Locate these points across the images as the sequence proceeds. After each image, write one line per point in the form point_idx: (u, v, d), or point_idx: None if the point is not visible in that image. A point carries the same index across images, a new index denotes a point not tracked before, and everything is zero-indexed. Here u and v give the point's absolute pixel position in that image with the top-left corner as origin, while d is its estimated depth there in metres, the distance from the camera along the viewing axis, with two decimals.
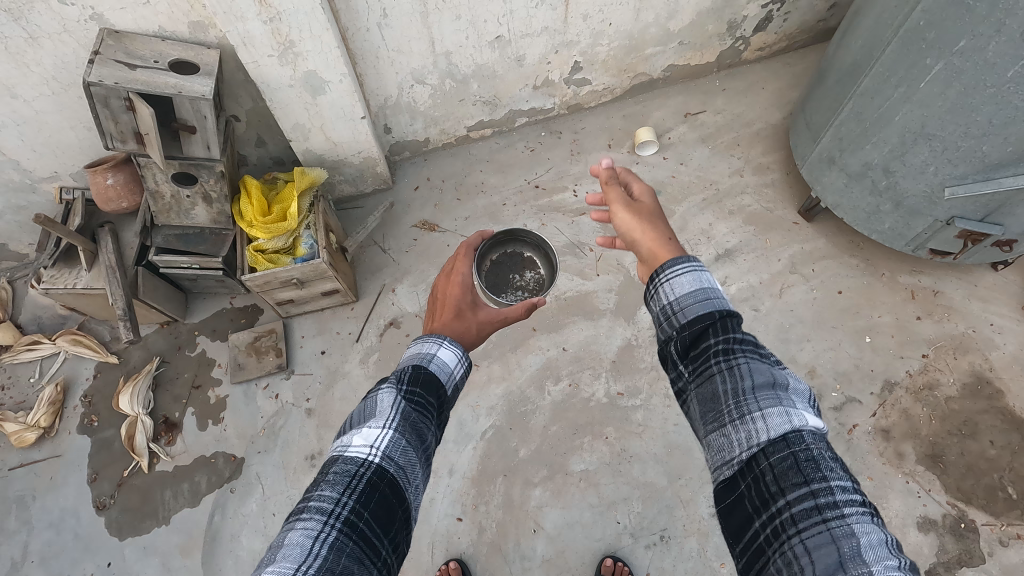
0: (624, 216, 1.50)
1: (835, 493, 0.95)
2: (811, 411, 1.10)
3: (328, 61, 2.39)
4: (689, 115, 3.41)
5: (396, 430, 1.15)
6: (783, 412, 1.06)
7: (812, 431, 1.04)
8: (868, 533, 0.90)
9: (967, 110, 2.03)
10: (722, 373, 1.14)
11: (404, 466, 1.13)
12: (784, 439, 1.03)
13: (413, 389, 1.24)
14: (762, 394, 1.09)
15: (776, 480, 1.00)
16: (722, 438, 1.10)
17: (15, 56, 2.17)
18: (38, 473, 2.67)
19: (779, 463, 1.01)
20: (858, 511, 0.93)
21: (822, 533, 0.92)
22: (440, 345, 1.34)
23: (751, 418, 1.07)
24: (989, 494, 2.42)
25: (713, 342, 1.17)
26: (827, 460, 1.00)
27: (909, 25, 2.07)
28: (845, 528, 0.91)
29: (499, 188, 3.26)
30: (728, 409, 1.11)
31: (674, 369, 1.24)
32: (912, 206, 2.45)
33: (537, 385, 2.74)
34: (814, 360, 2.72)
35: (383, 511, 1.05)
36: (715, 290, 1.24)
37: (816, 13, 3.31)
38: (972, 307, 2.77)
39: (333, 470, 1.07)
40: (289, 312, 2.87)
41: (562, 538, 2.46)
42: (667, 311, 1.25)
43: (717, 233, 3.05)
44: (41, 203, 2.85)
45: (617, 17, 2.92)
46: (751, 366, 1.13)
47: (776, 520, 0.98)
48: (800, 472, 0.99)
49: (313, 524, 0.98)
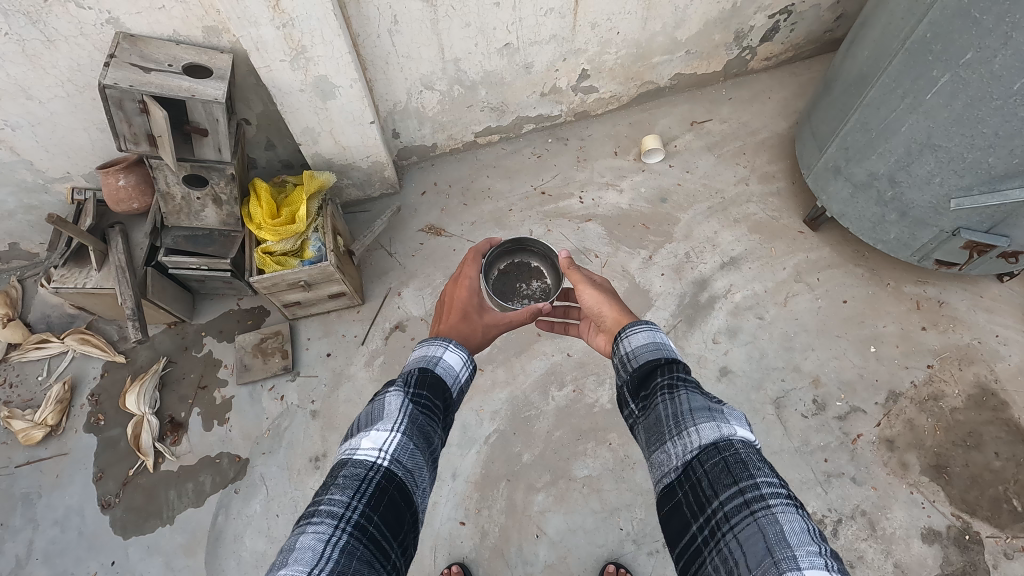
0: (590, 295, 1.61)
1: (761, 487, 0.97)
2: (743, 422, 1.13)
3: (339, 67, 2.42)
4: (695, 123, 3.43)
5: (404, 433, 1.15)
6: (714, 423, 1.09)
7: (742, 439, 1.07)
8: (790, 521, 0.93)
9: (973, 122, 2.04)
10: (663, 399, 1.17)
11: (412, 470, 1.13)
12: (716, 445, 1.05)
13: (420, 391, 1.25)
14: (696, 408, 1.12)
15: (710, 484, 1.02)
16: (662, 453, 1.12)
17: (32, 58, 2.20)
18: (44, 471, 2.69)
19: (712, 467, 1.03)
20: (783, 502, 0.96)
21: (750, 525, 0.93)
22: (445, 347, 1.36)
23: (687, 432, 1.10)
24: (993, 506, 2.41)
25: (660, 379, 1.22)
26: (754, 460, 1.03)
27: (915, 37, 2.09)
28: (770, 516, 0.94)
29: (506, 194, 3.28)
30: (667, 426, 1.13)
31: (626, 407, 1.28)
32: (918, 216, 2.46)
33: (541, 390, 2.75)
34: (819, 369, 2.72)
35: (392, 514, 1.05)
36: (665, 343, 1.33)
37: (822, 24, 3.33)
38: (977, 317, 2.77)
39: (343, 473, 1.07)
40: (295, 314, 2.89)
41: (564, 544, 2.46)
42: (623, 360, 1.34)
43: (723, 241, 3.06)
44: (53, 203, 2.88)
45: (625, 25, 2.94)
46: (690, 392, 1.16)
47: (712, 521, 0.99)
48: (730, 474, 1.01)
49: (324, 528, 0.97)
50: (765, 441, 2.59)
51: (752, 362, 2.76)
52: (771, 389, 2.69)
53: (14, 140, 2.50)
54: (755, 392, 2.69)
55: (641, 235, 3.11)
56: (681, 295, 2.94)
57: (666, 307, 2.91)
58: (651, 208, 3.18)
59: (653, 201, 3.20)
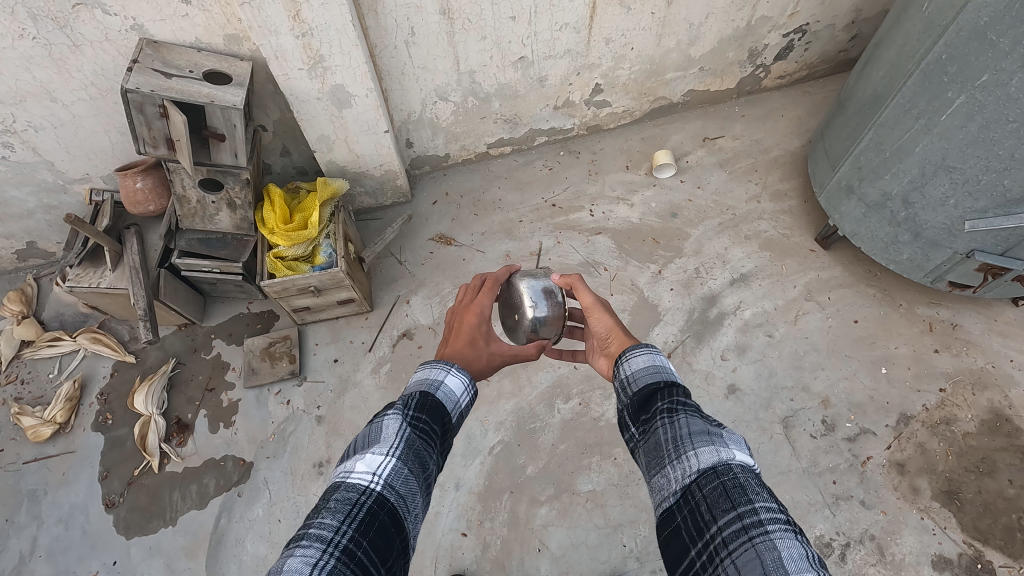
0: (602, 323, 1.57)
1: (760, 512, 0.96)
2: (744, 448, 1.12)
3: (355, 77, 2.45)
4: (707, 139, 3.43)
5: (399, 458, 1.15)
6: (712, 447, 1.08)
7: (741, 464, 1.06)
8: (789, 547, 0.91)
9: (988, 144, 2.04)
10: (663, 423, 1.17)
11: (405, 495, 1.13)
12: (714, 470, 1.05)
13: (419, 415, 1.25)
14: (695, 433, 1.11)
15: (709, 509, 1.01)
16: (662, 477, 1.11)
17: (58, 62, 2.26)
18: (50, 468, 2.70)
19: (710, 491, 1.02)
20: (782, 527, 0.94)
21: (748, 551, 0.92)
22: (447, 372, 1.36)
23: (685, 456, 1.09)
24: (1007, 535, 2.35)
25: (659, 403, 1.21)
26: (752, 485, 1.02)
27: (931, 58, 2.10)
28: (769, 543, 0.92)
29: (516, 206, 3.29)
30: (666, 451, 1.12)
31: (627, 431, 1.27)
32: (932, 237, 2.43)
33: (547, 402, 2.74)
34: (828, 390, 2.69)
35: (381, 539, 1.04)
36: (665, 366, 1.33)
37: (837, 43, 3.35)
38: (992, 342, 2.73)
39: (335, 496, 1.06)
40: (304, 319, 2.91)
41: (566, 559, 2.43)
42: (623, 384, 1.34)
43: (732, 257, 3.05)
44: (71, 203, 2.93)
45: (639, 41, 2.97)
46: (689, 416, 1.16)
47: (710, 546, 0.97)
48: (728, 499, 1.00)
49: (312, 552, 0.96)
50: (772, 460, 2.56)
51: (760, 380, 2.73)
52: (780, 408, 2.66)
53: (36, 141, 2.55)
54: (764, 410, 2.66)
55: (650, 250, 3.11)
56: (689, 311, 2.93)
57: (674, 322, 2.90)
58: (661, 223, 3.18)
59: (663, 216, 3.20)
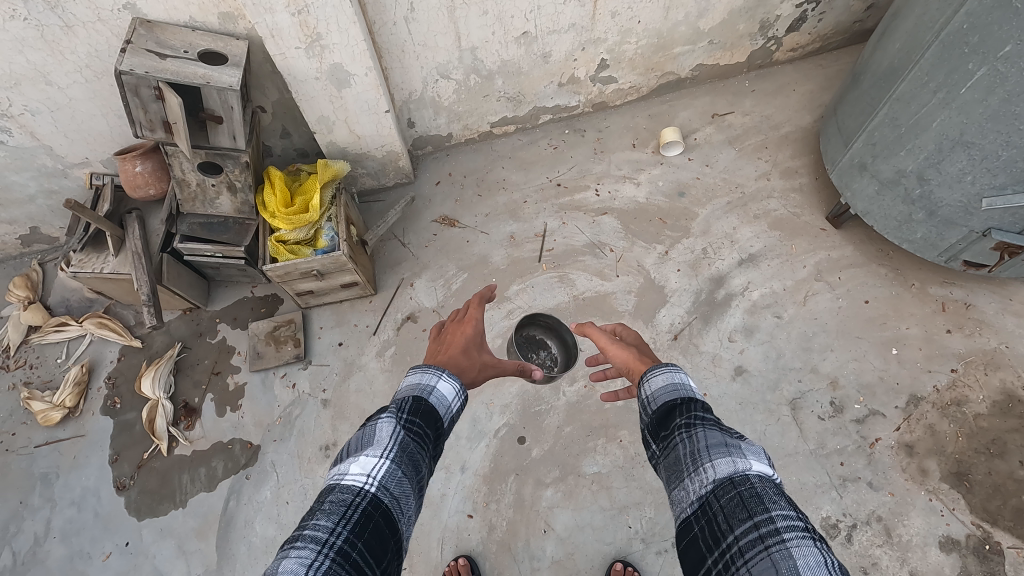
0: (616, 350, 1.55)
1: (776, 521, 0.94)
2: (763, 458, 1.09)
3: (354, 55, 2.38)
4: (716, 116, 3.34)
5: (393, 461, 1.14)
6: (730, 458, 1.06)
7: (758, 474, 1.04)
8: (805, 555, 0.89)
9: (1009, 118, 1.96)
10: (682, 437, 1.14)
11: (399, 497, 1.11)
12: (731, 480, 1.03)
13: (413, 418, 1.24)
14: (713, 445, 1.09)
15: (725, 519, 0.99)
16: (681, 490, 1.09)
17: (51, 44, 2.21)
18: (62, 452, 2.74)
19: (727, 501, 1.00)
20: (799, 535, 0.92)
21: (764, 560, 0.90)
22: (440, 377, 1.34)
23: (702, 468, 1.07)
24: (1016, 516, 2.33)
25: (677, 419, 1.18)
26: (770, 494, 1.00)
27: (951, 28, 2.00)
28: (785, 551, 0.90)
29: (521, 186, 3.24)
30: (685, 464, 1.10)
31: (649, 448, 1.25)
32: (947, 215, 2.36)
33: (552, 384, 2.72)
34: (837, 371, 2.65)
35: (376, 540, 1.03)
36: (685, 383, 1.29)
37: (852, 14, 3.21)
38: (1006, 322, 2.67)
39: (330, 498, 1.05)
40: (309, 302, 2.90)
41: (571, 540, 2.45)
42: (644, 402, 1.32)
43: (741, 237, 2.99)
44: (72, 188, 2.91)
45: (646, 14, 2.86)
46: (708, 429, 1.13)
47: (726, 554, 0.96)
48: (745, 508, 0.98)
49: (307, 552, 0.95)
50: (779, 442, 2.55)
51: (768, 362, 2.70)
52: (787, 390, 2.64)
53: (34, 125, 2.52)
54: (771, 392, 2.64)
55: (657, 230, 3.05)
56: (696, 292, 2.89)
57: (681, 304, 2.87)
58: (668, 202, 3.12)
59: (670, 195, 3.14)
